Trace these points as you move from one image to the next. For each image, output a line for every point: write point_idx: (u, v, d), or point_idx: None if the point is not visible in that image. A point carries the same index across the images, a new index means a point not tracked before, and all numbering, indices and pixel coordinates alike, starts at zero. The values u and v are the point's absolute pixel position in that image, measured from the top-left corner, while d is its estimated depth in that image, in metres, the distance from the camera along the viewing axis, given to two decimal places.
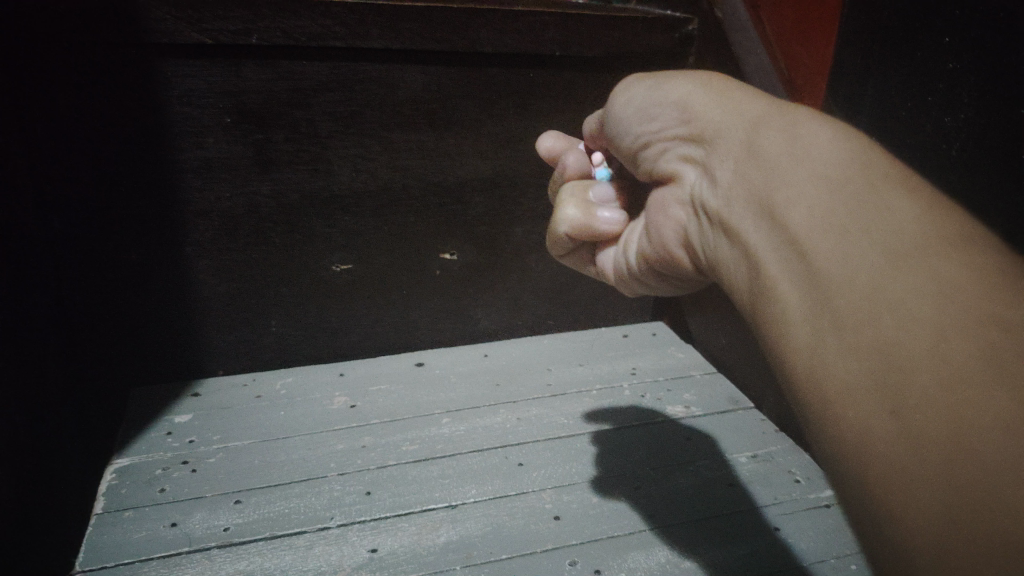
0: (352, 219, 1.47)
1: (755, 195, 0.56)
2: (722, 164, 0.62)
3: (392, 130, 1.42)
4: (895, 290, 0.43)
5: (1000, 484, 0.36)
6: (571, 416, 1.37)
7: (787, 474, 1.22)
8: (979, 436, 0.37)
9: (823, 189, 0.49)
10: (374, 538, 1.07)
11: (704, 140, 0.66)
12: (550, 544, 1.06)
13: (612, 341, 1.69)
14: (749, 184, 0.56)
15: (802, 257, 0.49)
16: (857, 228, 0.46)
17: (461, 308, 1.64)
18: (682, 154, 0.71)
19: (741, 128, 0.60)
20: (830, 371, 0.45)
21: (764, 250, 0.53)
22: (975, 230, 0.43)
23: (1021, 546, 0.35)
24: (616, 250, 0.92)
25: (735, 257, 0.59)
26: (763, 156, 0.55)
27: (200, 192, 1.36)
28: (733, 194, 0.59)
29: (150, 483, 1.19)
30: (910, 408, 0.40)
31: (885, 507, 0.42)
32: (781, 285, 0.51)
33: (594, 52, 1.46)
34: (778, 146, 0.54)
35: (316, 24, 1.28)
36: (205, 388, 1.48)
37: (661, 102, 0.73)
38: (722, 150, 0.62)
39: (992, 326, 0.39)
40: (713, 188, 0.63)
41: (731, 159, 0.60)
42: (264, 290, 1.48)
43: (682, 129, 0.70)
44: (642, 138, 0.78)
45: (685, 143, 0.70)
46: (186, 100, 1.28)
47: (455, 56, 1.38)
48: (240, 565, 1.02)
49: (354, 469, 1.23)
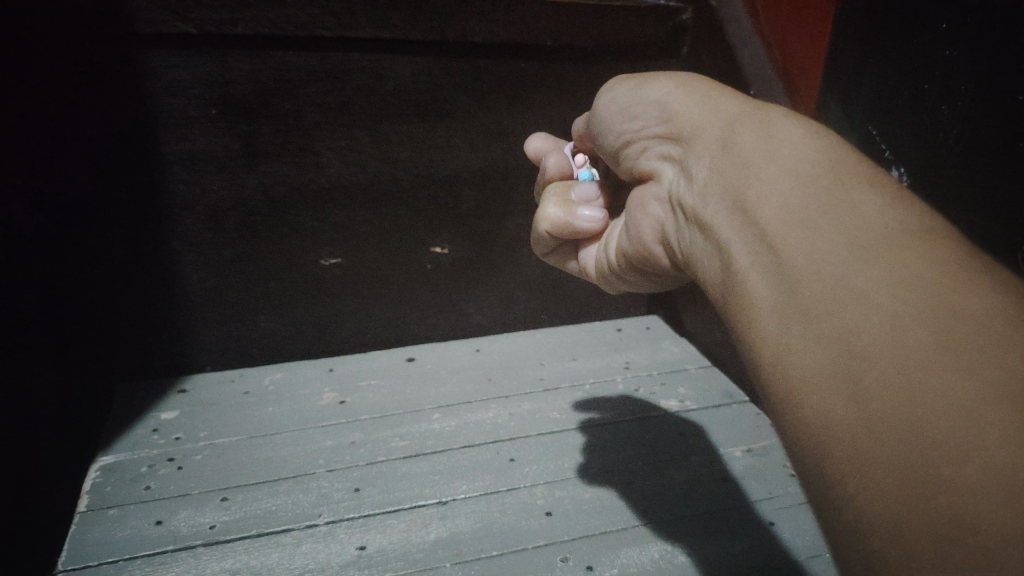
0: (341, 212, 1.45)
1: (730, 191, 0.55)
2: (700, 163, 0.60)
3: (381, 121, 1.39)
4: (858, 277, 0.42)
5: (950, 461, 0.35)
6: (562, 411, 1.36)
7: (782, 469, 1.21)
8: (933, 422, 0.36)
9: (796, 185, 0.48)
10: (362, 535, 1.06)
11: (682, 137, 0.64)
12: (542, 540, 1.05)
13: (605, 335, 1.67)
14: (725, 181, 0.55)
15: (772, 251, 0.48)
16: (823, 219, 0.45)
17: (453, 302, 1.62)
18: (660, 153, 0.69)
19: (719, 126, 0.59)
20: (795, 361, 0.44)
21: (736, 245, 0.52)
22: (938, 225, 0.44)
23: (967, 519, 0.34)
24: (600, 249, 0.90)
25: (709, 253, 0.58)
26: (741, 154, 0.54)
27: (185, 184, 1.33)
28: (709, 191, 0.58)
29: (135, 481, 1.17)
30: (868, 392, 0.39)
31: (841, 494, 0.40)
32: (751, 277, 0.50)
33: (587, 42, 1.44)
34: (753, 144, 0.53)
35: (304, 14, 1.25)
36: (193, 384, 1.46)
37: (641, 100, 0.71)
38: (699, 148, 0.61)
39: (949, 310, 0.39)
40: (690, 186, 0.62)
41: (708, 157, 0.59)
42: (252, 284, 1.46)
43: (661, 127, 0.68)
44: (624, 136, 0.76)
45: (663, 141, 0.68)
46: (171, 91, 1.25)
47: (446, 46, 1.36)
48: (226, 563, 1.00)
49: (343, 465, 1.21)
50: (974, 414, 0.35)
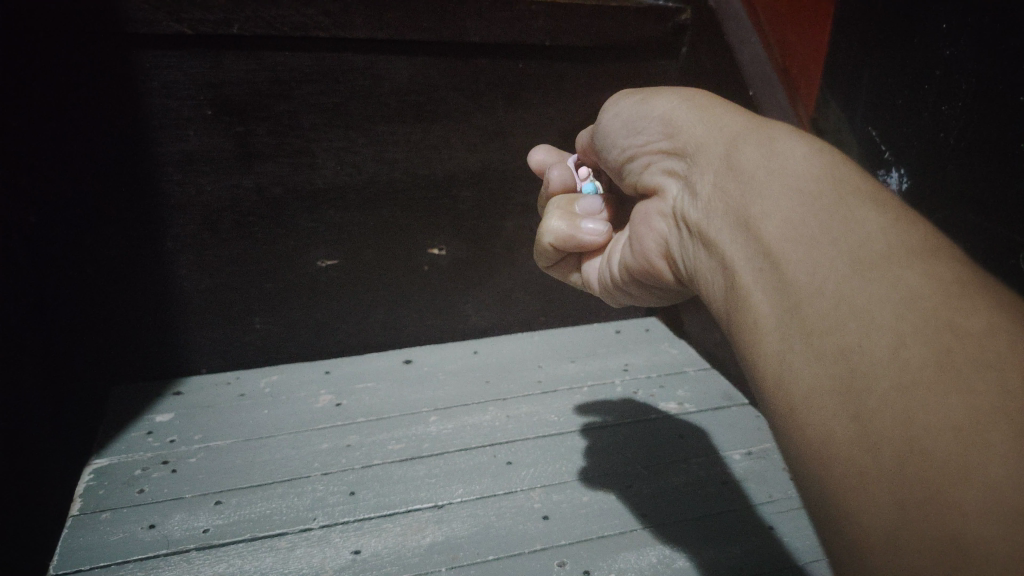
0: (337, 214, 1.44)
1: (732, 207, 0.54)
2: (704, 179, 0.59)
3: (378, 122, 1.38)
4: (857, 295, 0.41)
5: (948, 485, 0.35)
6: (561, 414, 1.35)
7: (782, 472, 1.19)
8: (929, 442, 0.36)
9: (798, 201, 0.47)
10: (357, 539, 1.05)
11: (686, 154, 0.64)
12: (539, 544, 1.04)
13: (604, 337, 1.66)
14: (727, 197, 0.55)
15: (774, 267, 0.47)
16: (824, 236, 0.44)
17: (451, 304, 1.60)
18: (664, 168, 0.68)
19: (723, 143, 0.58)
20: (797, 379, 0.44)
21: (740, 262, 0.52)
22: (941, 243, 0.42)
23: (964, 544, 0.33)
24: (602, 262, 0.89)
25: (714, 270, 0.57)
26: (744, 172, 0.53)
27: (180, 186, 1.32)
28: (712, 207, 0.57)
29: (129, 484, 1.16)
30: (867, 412, 0.39)
31: (842, 514, 0.40)
32: (754, 293, 0.49)
33: (585, 42, 1.43)
34: (756, 161, 0.52)
35: (299, 14, 1.24)
36: (188, 387, 1.45)
37: (645, 115, 0.70)
38: (704, 163, 0.60)
39: (947, 329, 0.38)
40: (694, 202, 0.61)
41: (711, 174, 0.58)
42: (248, 286, 1.45)
43: (666, 142, 0.67)
44: (628, 150, 0.75)
45: (667, 156, 0.68)
46: (165, 92, 1.24)
47: (442, 46, 1.35)
48: (219, 568, 0.99)
49: (338, 468, 1.20)
50: (970, 438, 0.34)
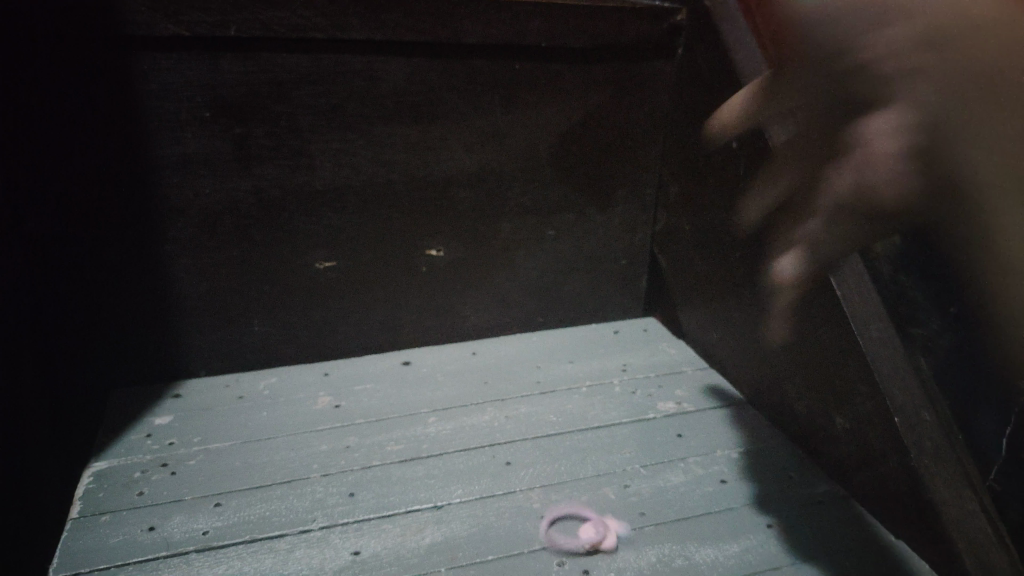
0: (336, 216, 1.44)
1: (919, 145, 1.05)
2: (884, 126, 1.08)
3: (375, 123, 1.38)
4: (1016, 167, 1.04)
5: None
6: (559, 414, 1.35)
7: (780, 470, 1.20)
8: None
9: (930, 131, 1.05)
10: (357, 540, 1.05)
11: (875, 105, 1.10)
12: (538, 543, 1.04)
13: (602, 337, 1.66)
14: (910, 133, 1.06)
15: (948, 168, 1.05)
16: (974, 142, 1.04)
17: (449, 305, 1.59)
18: (886, 123, 1.08)
19: (862, 98, 1.11)
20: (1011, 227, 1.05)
21: (944, 172, 1.05)
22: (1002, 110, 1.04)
23: None
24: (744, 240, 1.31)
25: (916, 185, 1.07)
26: (924, 113, 1.05)
27: (178, 188, 1.33)
28: (899, 134, 1.06)
29: (128, 487, 1.16)
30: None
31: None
32: (962, 182, 1.05)
33: (580, 42, 1.43)
34: (920, 104, 1.06)
35: (296, 16, 1.26)
36: (187, 389, 1.45)
37: (825, 71, 1.16)
38: (882, 110, 1.09)
39: None
40: (880, 139, 1.08)
41: (894, 115, 1.07)
42: (245, 289, 1.44)
43: (863, 99, 1.11)
44: (858, 92, 1.12)
45: (887, 112, 1.08)
46: (163, 94, 1.25)
47: (439, 46, 1.36)
48: (218, 570, 1.00)
49: (337, 470, 1.20)
50: None
